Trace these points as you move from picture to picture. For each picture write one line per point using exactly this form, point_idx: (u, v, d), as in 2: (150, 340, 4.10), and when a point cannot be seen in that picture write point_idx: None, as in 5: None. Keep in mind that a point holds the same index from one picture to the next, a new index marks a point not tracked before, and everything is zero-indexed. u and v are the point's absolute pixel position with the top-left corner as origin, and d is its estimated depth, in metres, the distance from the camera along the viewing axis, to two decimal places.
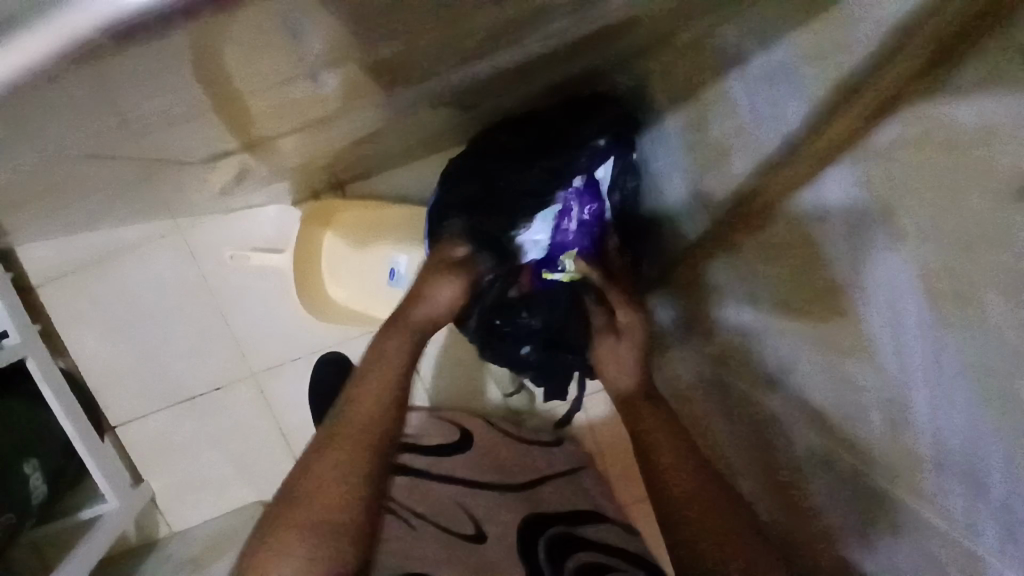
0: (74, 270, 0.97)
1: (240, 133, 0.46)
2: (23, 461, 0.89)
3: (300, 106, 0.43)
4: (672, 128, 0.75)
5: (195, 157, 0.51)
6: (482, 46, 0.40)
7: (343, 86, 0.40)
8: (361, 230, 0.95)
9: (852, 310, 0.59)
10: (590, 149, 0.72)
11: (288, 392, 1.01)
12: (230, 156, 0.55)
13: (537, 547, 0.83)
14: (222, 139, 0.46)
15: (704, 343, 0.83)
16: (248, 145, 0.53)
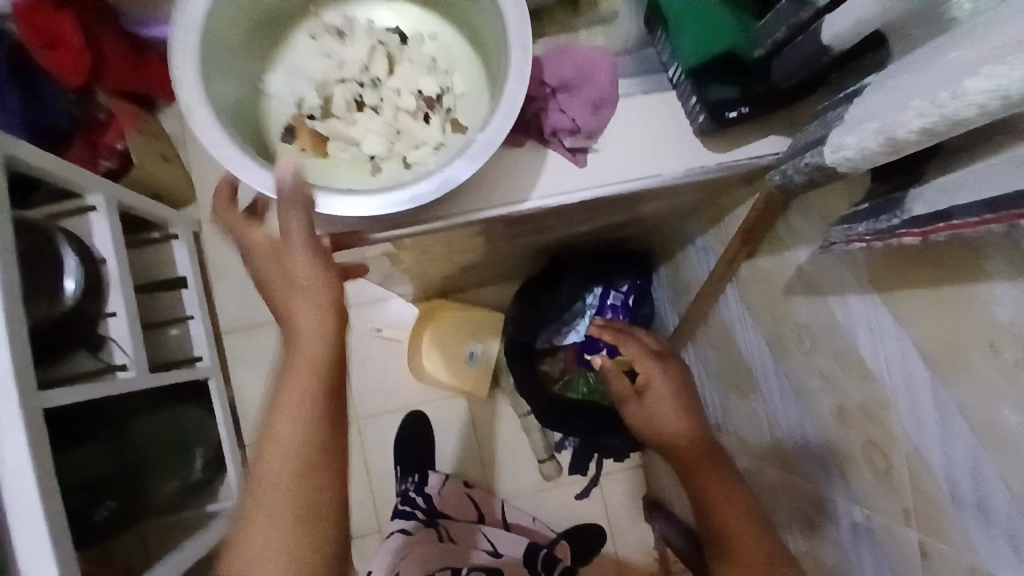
0: (251, 328, 1.40)
1: (441, 245, 0.93)
2: (194, 449, 1.21)
3: (478, 236, 0.90)
4: (660, 278, 1.14)
5: (409, 255, 0.97)
6: (567, 220, 0.86)
7: (505, 230, 0.87)
8: (455, 326, 1.36)
9: (751, 390, 0.89)
10: (618, 281, 1.12)
11: (380, 437, 1.38)
12: (421, 257, 1.02)
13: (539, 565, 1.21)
14: (432, 247, 0.92)
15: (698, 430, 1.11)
16: (435, 253, 1.00)
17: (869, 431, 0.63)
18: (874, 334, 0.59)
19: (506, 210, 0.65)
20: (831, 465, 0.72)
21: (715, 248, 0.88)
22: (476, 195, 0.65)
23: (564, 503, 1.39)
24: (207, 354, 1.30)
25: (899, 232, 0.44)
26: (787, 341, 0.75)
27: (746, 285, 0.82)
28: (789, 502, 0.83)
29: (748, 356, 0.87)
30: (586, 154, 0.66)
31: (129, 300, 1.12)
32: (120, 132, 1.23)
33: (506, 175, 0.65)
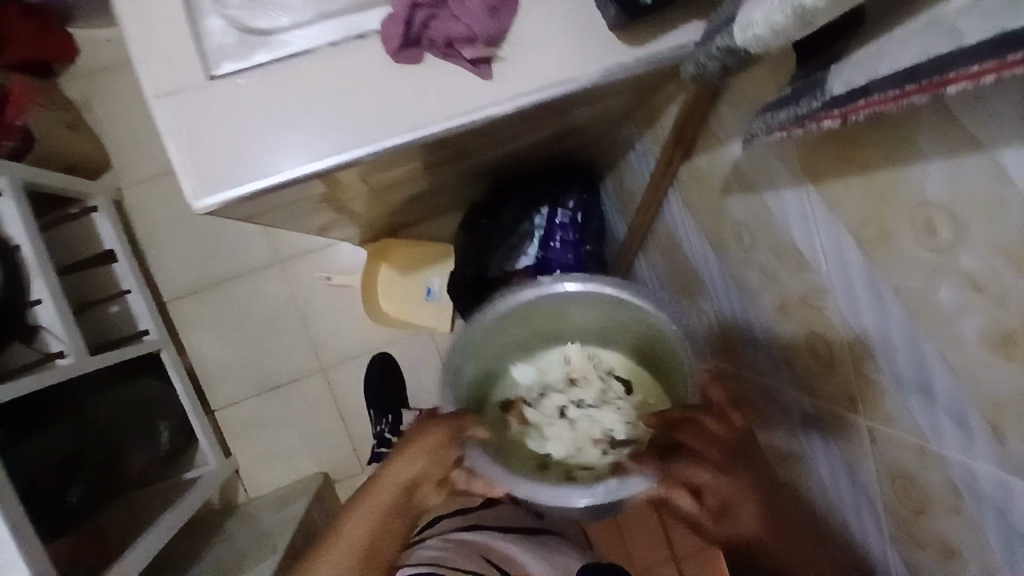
0: (195, 293, 1.34)
1: (367, 186, 0.86)
2: (157, 421, 1.18)
3: (404, 173, 0.83)
4: (608, 190, 1.10)
5: (334, 199, 0.91)
6: (495, 143, 0.80)
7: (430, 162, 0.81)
8: (409, 264, 1.33)
9: (702, 294, 0.88)
10: (563, 197, 1.07)
11: (350, 383, 1.37)
12: (351, 200, 0.95)
13: None
14: (357, 189, 0.86)
15: None
16: (364, 194, 0.93)
17: (813, 326, 0.62)
18: (810, 224, 0.57)
19: (410, 136, 0.58)
20: (779, 360, 0.72)
21: (653, 151, 0.83)
22: (375, 123, 0.58)
23: None
24: (151, 326, 1.24)
25: (821, 114, 0.40)
26: (734, 241, 0.71)
27: (687, 186, 0.78)
28: (748, 401, 0.83)
29: (695, 260, 0.85)
30: (492, 64, 0.59)
31: (53, 284, 1.04)
32: (19, 107, 1.10)
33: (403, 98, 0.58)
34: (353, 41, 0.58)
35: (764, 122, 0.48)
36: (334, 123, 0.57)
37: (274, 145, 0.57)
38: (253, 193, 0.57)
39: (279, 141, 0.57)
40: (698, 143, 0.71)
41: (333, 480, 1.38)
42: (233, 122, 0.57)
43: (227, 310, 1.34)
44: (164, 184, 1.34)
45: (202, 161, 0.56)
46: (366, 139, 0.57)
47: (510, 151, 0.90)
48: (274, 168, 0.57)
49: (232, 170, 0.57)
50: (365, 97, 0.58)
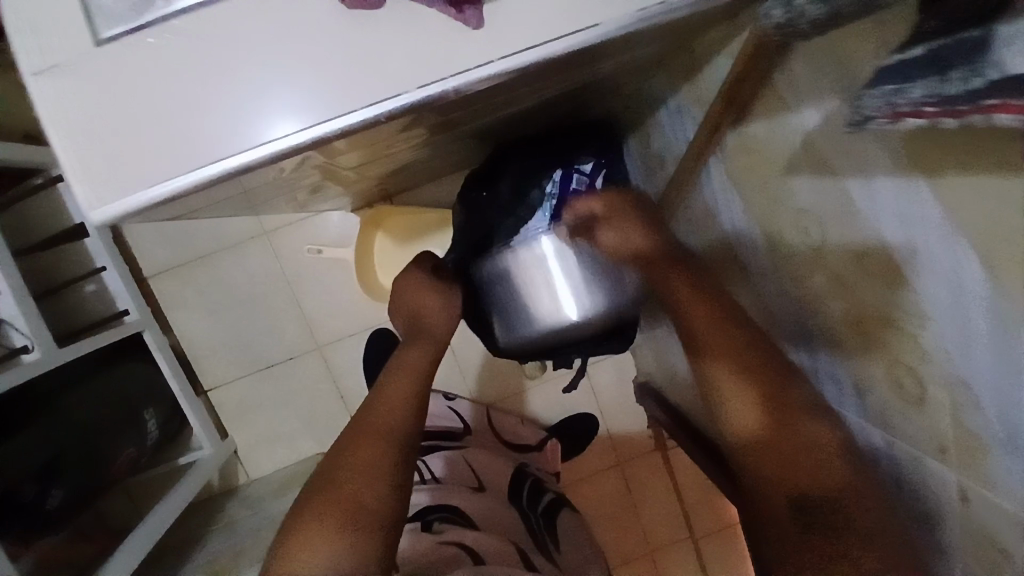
0: (177, 267, 1.23)
1: (342, 163, 0.73)
2: (145, 409, 1.11)
3: (385, 148, 0.69)
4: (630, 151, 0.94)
5: (305, 176, 0.77)
6: (495, 109, 0.65)
7: (412, 135, 0.66)
8: (406, 233, 1.19)
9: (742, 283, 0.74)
10: (579, 158, 0.89)
11: (349, 362, 1.28)
12: (328, 175, 0.81)
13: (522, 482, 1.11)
14: (331, 167, 0.72)
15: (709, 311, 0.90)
16: (342, 170, 0.79)
17: (896, 348, 0.49)
18: (910, 231, 0.43)
19: (375, 113, 0.44)
20: (844, 378, 0.59)
21: (690, 111, 0.67)
22: (327, 98, 0.44)
23: (553, 398, 1.33)
24: (132, 306, 1.15)
25: (989, 103, 0.28)
26: (792, 231, 0.57)
27: (733, 151, 0.62)
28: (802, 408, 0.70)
29: (738, 244, 0.70)
30: (481, 5, 0.43)
31: (9, 272, 0.93)
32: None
33: (360, 60, 0.43)
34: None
35: (875, 95, 0.35)
36: (272, 99, 0.43)
37: (193, 131, 0.43)
38: (176, 193, 0.44)
39: (203, 124, 0.43)
40: (754, 105, 0.56)
41: None
42: (139, 101, 0.43)
43: (213, 285, 1.24)
44: None
45: (107, 154, 0.43)
46: (315, 120, 0.44)
47: (515, 112, 0.74)
48: (200, 160, 0.44)
49: (146, 165, 0.44)
50: (309, 60, 0.43)
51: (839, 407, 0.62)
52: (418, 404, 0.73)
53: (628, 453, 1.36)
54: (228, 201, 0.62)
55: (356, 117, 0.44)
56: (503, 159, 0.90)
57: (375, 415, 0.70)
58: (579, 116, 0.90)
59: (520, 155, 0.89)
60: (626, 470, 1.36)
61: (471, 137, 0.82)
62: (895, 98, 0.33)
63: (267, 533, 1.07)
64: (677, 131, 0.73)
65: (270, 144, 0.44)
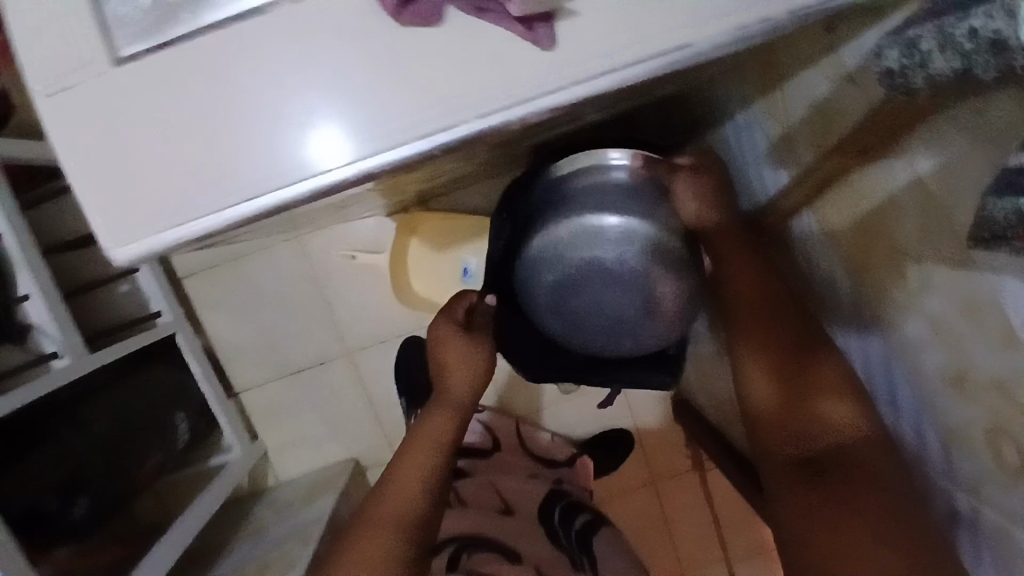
0: (208, 268, 1.20)
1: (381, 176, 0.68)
2: (173, 413, 1.09)
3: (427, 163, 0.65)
4: None
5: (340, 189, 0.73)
6: (548, 125, 0.60)
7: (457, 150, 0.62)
8: (440, 239, 1.15)
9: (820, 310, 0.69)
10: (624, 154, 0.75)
11: (379, 368, 1.25)
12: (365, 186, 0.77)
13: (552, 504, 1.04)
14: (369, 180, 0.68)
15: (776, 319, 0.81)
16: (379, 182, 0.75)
17: (998, 412, 0.45)
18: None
19: (426, 144, 0.40)
20: (935, 433, 0.55)
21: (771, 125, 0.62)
22: (375, 127, 0.40)
23: (587, 412, 1.28)
24: (164, 307, 1.14)
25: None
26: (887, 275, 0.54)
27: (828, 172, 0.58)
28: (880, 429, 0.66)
29: (825, 281, 0.66)
30: (553, 23, 0.39)
31: (41, 277, 0.92)
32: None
33: (417, 85, 0.39)
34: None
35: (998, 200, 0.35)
36: (313, 132, 0.40)
37: (227, 162, 0.40)
38: (207, 229, 0.41)
39: (240, 156, 0.40)
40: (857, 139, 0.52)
41: (363, 467, 1.29)
42: (175, 130, 0.41)
43: (244, 287, 1.21)
44: None
45: (136, 185, 0.41)
46: (363, 150, 0.40)
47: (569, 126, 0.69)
48: (235, 194, 0.41)
49: (178, 197, 0.41)
50: (362, 85, 0.40)
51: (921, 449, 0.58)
52: (436, 490, 0.71)
53: (664, 471, 1.31)
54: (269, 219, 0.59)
55: (404, 149, 0.40)
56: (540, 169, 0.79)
57: (388, 513, 0.68)
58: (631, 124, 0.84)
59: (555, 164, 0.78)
60: (659, 488, 1.31)
61: (526, 149, 0.78)
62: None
63: (297, 543, 1.05)
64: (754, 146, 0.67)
65: (309, 179, 0.40)
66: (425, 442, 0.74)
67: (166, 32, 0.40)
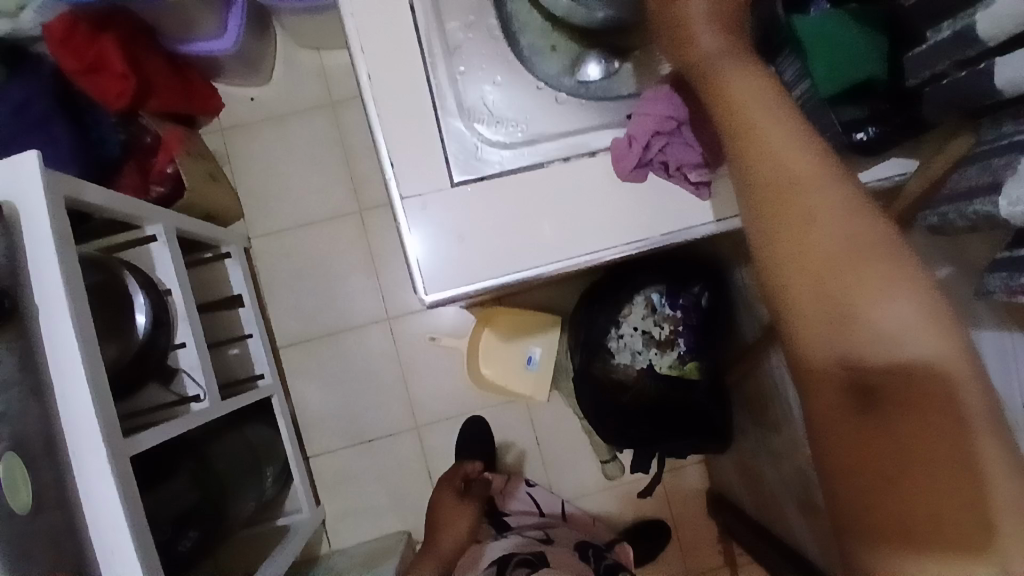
0: (308, 341, 1.41)
1: None
2: (265, 466, 1.25)
3: None
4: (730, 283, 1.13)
5: None
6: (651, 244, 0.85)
7: None
8: (511, 330, 1.37)
9: None
10: (690, 284, 1.08)
11: (442, 444, 1.40)
12: None
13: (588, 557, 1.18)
14: None
15: None
16: None
17: None
18: (1011, 368, 0.58)
19: (618, 250, 0.63)
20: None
21: None
22: (594, 233, 0.63)
23: (627, 501, 1.41)
24: (268, 371, 1.31)
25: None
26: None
27: None
28: None
29: None
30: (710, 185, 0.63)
31: (195, 329, 1.11)
32: (169, 154, 1.22)
33: (623, 212, 0.63)
34: (582, 159, 0.63)
35: (993, 281, 0.52)
36: (551, 240, 0.62)
37: (498, 249, 0.62)
38: (478, 289, 0.62)
39: (508, 244, 0.62)
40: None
41: (415, 540, 1.38)
42: (468, 226, 0.62)
43: (336, 360, 1.41)
44: (286, 238, 1.43)
45: (439, 256, 0.62)
46: (585, 248, 0.63)
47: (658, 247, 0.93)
48: (503, 267, 0.62)
49: (464, 267, 0.62)
50: (592, 210, 0.63)
51: None
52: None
53: (695, 567, 1.41)
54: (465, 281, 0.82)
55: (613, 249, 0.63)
56: (622, 278, 1.11)
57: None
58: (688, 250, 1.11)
59: (633, 279, 1.10)
60: None
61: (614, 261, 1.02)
62: (1010, 282, 0.50)
63: None
64: None
65: (550, 262, 0.62)
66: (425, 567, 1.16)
67: (486, 171, 0.62)
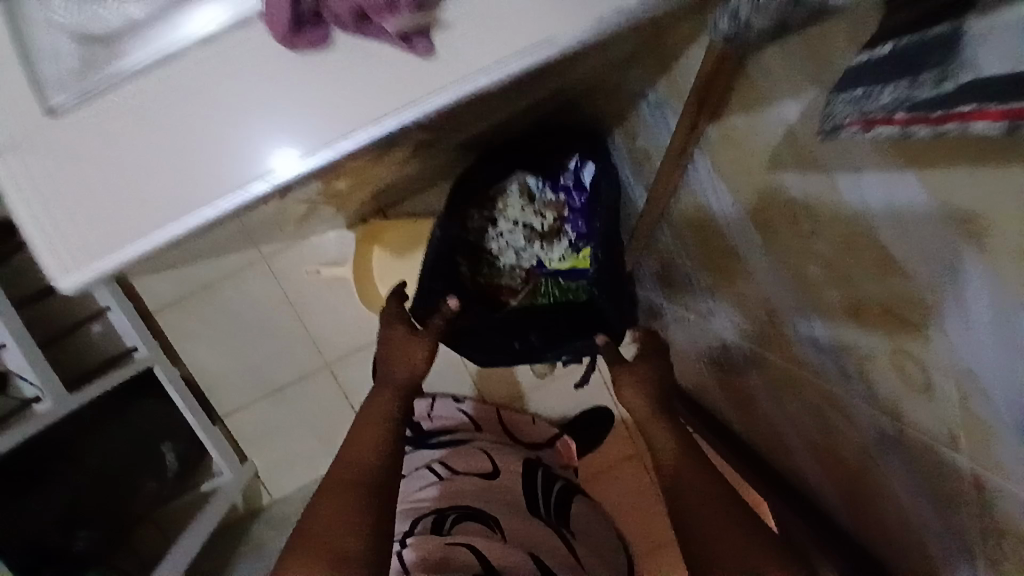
0: (182, 299, 1.25)
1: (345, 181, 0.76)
2: (160, 443, 1.15)
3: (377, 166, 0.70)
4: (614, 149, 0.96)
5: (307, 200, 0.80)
6: (466, 123, 0.65)
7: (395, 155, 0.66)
8: (403, 245, 1.18)
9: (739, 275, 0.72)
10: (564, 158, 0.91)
11: (359, 377, 1.29)
12: (328, 197, 0.85)
13: (537, 473, 1.08)
14: (337, 185, 0.76)
15: (711, 275, 0.81)
16: (342, 188, 0.83)
17: (895, 336, 0.47)
18: (902, 222, 0.41)
19: (332, 153, 0.44)
20: (847, 369, 0.56)
21: (673, 105, 0.65)
22: (302, 129, 0.44)
23: (565, 395, 1.34)
24: (140, 343, 1.18)
25: (962, 110, 0.26)
26: (775, 223, 0.57)
27: (728, 133, 0.59)
28: (803, 387, 0.68)
29: (735, 242, 0.68)
30: (428, 35, 0.43)
31: (14, 326, 0.96)
32: None
33: (337, 90, 0.43)
34: (233, 35, 0.43)
35: (841, 104, 0.35)
36: (236, 155, 0.44)
37: (171, 191, 0.44)
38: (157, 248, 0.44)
39: (186, 175, 0.44)
40: (728, 97, 0.56)
41: None
42: (116, 166, 0.44)
43: (219, 312, 1.26)
44: None
45: (90, 213, 0.44)
46: (283, 156, 0.44)
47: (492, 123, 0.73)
48: (184, 210, 0.43)
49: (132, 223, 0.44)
50: (293, 94, 0.43)
51: (845, 396, 0.59)
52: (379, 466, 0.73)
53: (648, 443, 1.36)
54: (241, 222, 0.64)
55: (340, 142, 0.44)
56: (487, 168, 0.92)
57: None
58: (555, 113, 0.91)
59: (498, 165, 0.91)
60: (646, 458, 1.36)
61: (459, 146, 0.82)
62: (864, 102, 0.33)
63: None
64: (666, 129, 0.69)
65: (232, 196, 0.44)
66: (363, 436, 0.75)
67: (92, 80, 0.43)
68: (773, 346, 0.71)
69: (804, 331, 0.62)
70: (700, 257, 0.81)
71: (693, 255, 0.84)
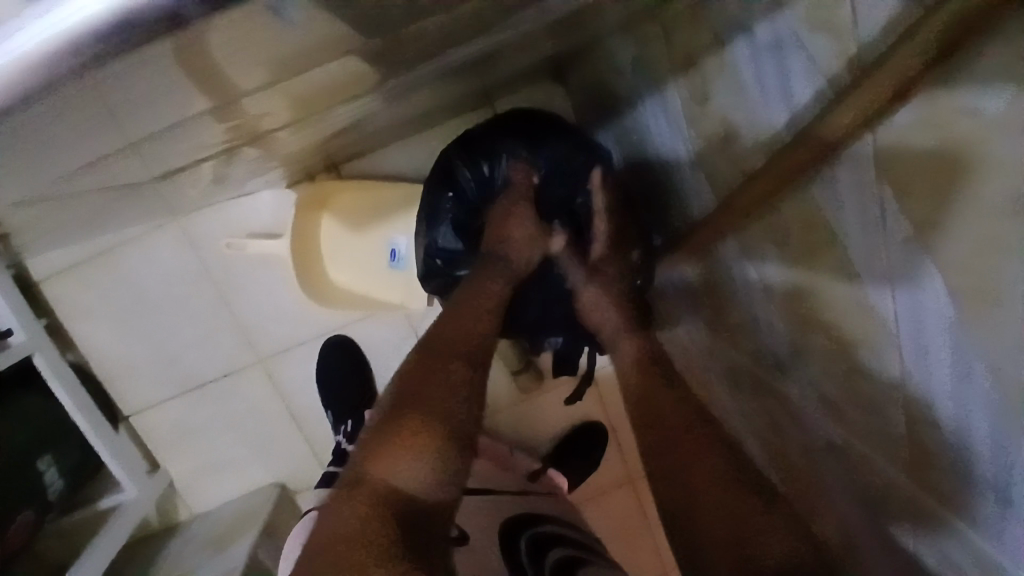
0: (70, 266, 0.96)
1: (244, 131, 0.47)
2: (37, 458, 0.89)
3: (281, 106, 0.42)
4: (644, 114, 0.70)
5: (197, 157, 0.52)
6: (424, 45, 0.37)
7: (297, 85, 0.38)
8: (358, 213, 0.94)
9: (851, 339, 0.44)
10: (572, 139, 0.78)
11: (299, 376, 1.03)
12: (234, 150, 0.56)
13: (520, 543, 0.81)
14: (230, 137, 0.47)
15: (780, 314, 0.54)
16: (252, 141, 0.54)
17: None
18: None
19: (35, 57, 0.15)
20: None
21: (815, 47, 0.36)
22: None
23: (554, 408, 1.10)
24: (15, 327, 0.89)
25: None
26: (1011, 313, 0.29)
27: (947, 115, 0.29)
28: (937, 523, 0.43)
29: (875, 294, 0.39)
30: None
31: None
32: None
33: None
34: None
35: None
36: None
37: None
38: None
39: None
40: (969, 60, 0.27)
41: (293, 491, 1.08)
42: None
43: (119, 286, 0.97)
44: None
45: None
46: None
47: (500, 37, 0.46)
48: None
49: None
50: None
51: None
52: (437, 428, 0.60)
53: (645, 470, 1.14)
54: (19, 187, 0.35)
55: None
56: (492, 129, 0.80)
57: (353, 555, 0.50)
58: (580, 40, 0.61)
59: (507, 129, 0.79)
60: (639, 487, 1.14)
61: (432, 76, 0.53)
62: None
63: None
64: (782, 90, 0.41)
65: None
66: (401, 435, 0.57)
67: None
68: (882, 444, 0.46)
69: (986, 468, 0.36)
70: (771, 289, 0.54)
71: (759, 282, 0.57)
